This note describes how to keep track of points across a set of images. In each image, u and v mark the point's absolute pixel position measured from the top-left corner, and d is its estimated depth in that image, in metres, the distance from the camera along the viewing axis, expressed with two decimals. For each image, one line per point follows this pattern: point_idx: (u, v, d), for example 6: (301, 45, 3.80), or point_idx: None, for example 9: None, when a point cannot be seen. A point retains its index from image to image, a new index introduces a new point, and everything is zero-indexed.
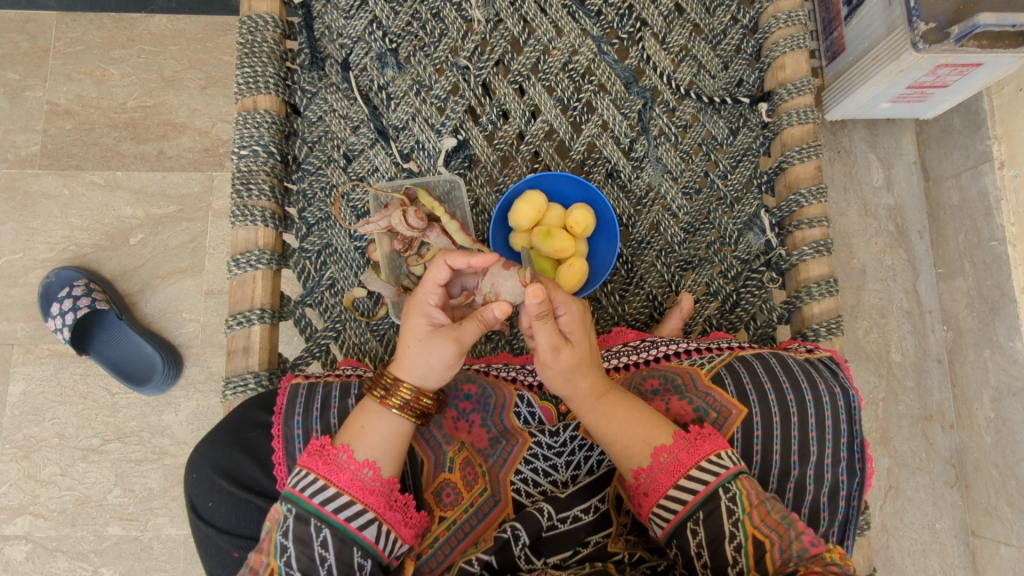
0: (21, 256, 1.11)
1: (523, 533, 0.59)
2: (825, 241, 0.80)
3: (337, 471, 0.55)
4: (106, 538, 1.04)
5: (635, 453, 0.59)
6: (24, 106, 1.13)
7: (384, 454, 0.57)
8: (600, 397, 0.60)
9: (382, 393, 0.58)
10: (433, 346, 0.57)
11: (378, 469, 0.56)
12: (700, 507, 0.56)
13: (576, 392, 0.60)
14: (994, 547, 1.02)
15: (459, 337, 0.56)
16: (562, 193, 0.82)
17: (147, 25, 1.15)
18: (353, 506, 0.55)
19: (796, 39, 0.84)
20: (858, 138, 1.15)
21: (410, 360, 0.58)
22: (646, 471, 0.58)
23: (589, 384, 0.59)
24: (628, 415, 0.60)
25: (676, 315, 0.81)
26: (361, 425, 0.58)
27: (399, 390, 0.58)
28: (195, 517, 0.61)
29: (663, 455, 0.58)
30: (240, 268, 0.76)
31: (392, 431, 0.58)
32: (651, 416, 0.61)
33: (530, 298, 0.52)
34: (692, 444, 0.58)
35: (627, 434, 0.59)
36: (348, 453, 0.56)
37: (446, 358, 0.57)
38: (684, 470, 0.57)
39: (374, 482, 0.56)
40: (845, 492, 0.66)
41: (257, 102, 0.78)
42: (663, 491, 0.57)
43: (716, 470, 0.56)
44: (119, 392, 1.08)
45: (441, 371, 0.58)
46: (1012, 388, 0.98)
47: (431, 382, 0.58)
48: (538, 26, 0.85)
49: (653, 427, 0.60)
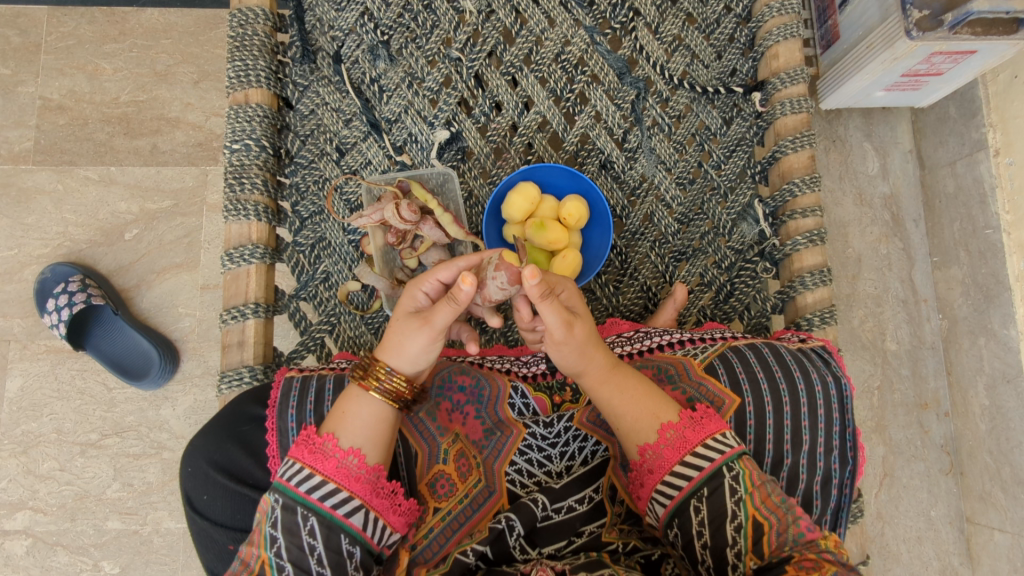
0: (16, 253, 1.11)
1: (518, 523, 0.59)
2: (819, 231, 0.80)
3: (323, 459, 0.56)
4: (105, 532, 1.05)
5: (645, 428, 0.59)
6: (17, 102, 1.13)
7: (368, 441, 0.57)
8: (610, 371, 0.60)
9: (363, 376, 0.59)
10: (413, 329, 0.57)
11: (363, 456, 0.56)
12: (704, 484, 0.56)
13: (587, 368, 0.60)
14: (989, 533, 1.03)
15: (434, 319, 0.56)
16: (555, 184, 0.82)
17: (139, 19, 1.15)
18: (339, 494, 0.55)
19: (790, 28, 0.83)
20: (854, 127, 1.15)
21: (391, 342, 0.58)
22: (651, 448, 0.58)
23: (599, 358, 0.60)
24: (636, 390, 0.60)
25: (671, 305, 0.81)
26: (343, 411, 0.58)
27: (378, 372, 0.58)
28: (190, 509, 0.61)
29: (670, 431, 0.58)
30: (233, 263, 0.76)
31: (373, 417, 0.58)
32: (658, 391, 0.61)
33: (529, 279, 0.51)
34: (698, 423, 0.58)
35: (637, 408, 0.59)
36: (332, 441, 0.56)
37: (423, 341, 0.57)
38: (691, 447, 0.57)
39: (359, 469, 0.56)
40: (838, 480, 0.67)
41: (248, 96, 0.78)
42: (669, 467, 0.57)
43: (720, 449, 0.56)
44: (116, 388, 1.08)
45: (419, 356, 0.58)
46: (1006, 376, 0.98)
47: (410, 367, 0.58)
48: (530, 17, 0.85)
49: (660, 402, 0.60)
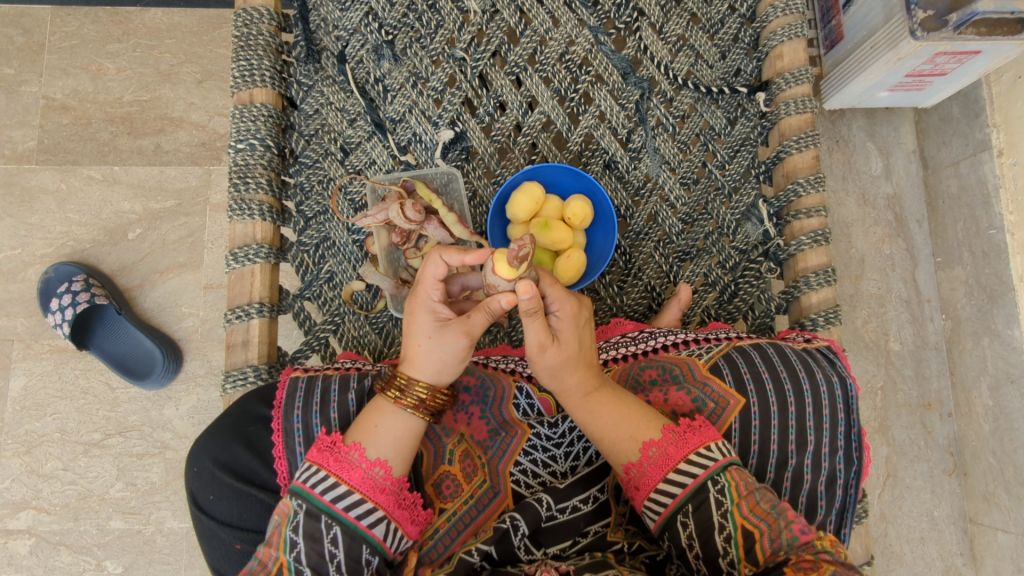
0: (20, 252, 1.11)
1: (523, 523, 0.59)
2: (823, 231, 0.80)
3: (349, 469, 0.56)
4: (109, 531, 1.05)
5: (626, 449, 0.59)
6: (21, 102, 1.13)
7: (396, 453, 0.57)
8: (587, 394, 0.60)
9: (396, 393, 0.58)
10: (446, 341, 0.57)
11: (389, 468, 0.57)
12: (689, 500, 0.56)
13: (563, 389, 0.61)
14: (992, 534, 1.03)
15: (468, 330, 0.57)
16: (560, 184, 0.82)
17: (142, 19, 1.15)
18: (364, 504, 0.55)
19: (795, 27, 0.83)
20: (857, 127, 1.15)
21: (423, 358, 0.58)
22: (635, 466, 0.58)
23: (576, 380, 0.60)
24: (613, 413, 0.60)
25: (675, 306, 0.81)
26: (373, 424, 0.57)
27: (415, 390, 0.58)
28: (197, 510, 0.61)
29: (652, 449, 0.58)
30: (238, 262, 0.76)
31: (404, 431, 0.58)
32: (637, 411, 0.60)
33: (523, 295, 0.53)
34: (681, 438, 0.58)
35: (615, 431, 0.59)
36: (359, 451, 0.56)
37: (459, 351, 0.57)
38: (673, 464, 0.57)
39: (384, 481, 0.56)
40: (843, 480, 0.66)
41: (253, 95, 0.78)
42: (653, 485, 0.58)
43: (704, 463, 0.57)
44: (119, 387, 1.08)
45: (454, 365, 0.58)
46: (1010, 376, 0.98)
47: (445, 377, 0.59)
48: (535, 16, 0.85)
49: (640, 423, 0.59)
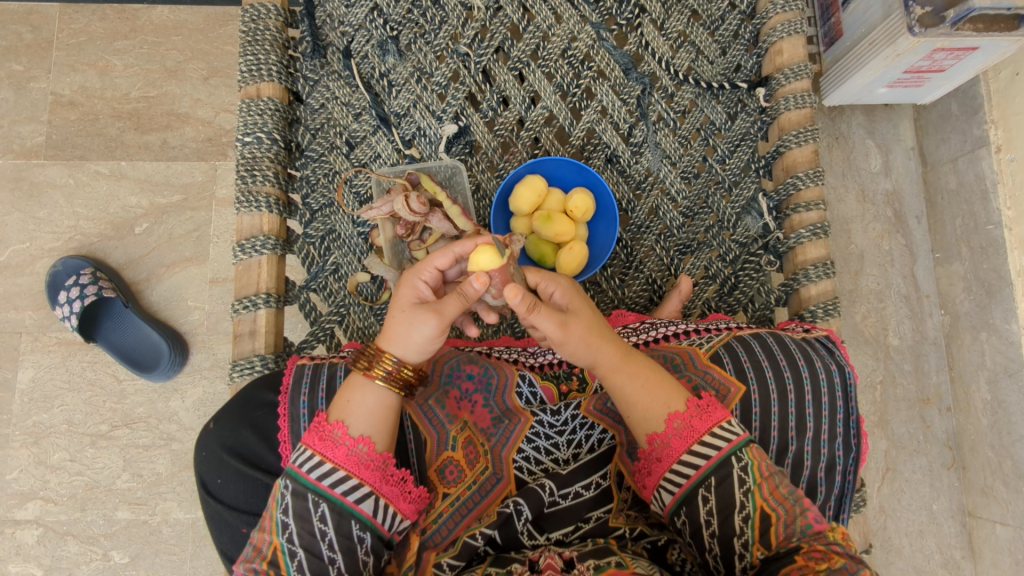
0: (27, 246, 1.12)
1: (526, 508, 0.60)
2: (822, 224, 0.81)
3: (333, 447, 0.57)
4: (115, 522, 1.06)
5: (657, 417, 0.59)
6: (30, 98, 1.14)
7: (376, 429, 0.58)
8: (623, 360, 0.61)
9: (367, 364, 0.59)
10: (416, 318, 0.59)
11: (372, 444, 0.57)
12: (712, 474, 0.56)
13: (599, 360, 0.60)
14: (990, 527, 1.04)
15: (438, 310, 0.58)
16: (562, 178, 0.83)
17: (150, 16, 1.17)
18: (349, 481, 0.56)
19: (794, 24, 0.84)
20: (857, 124, 1.16)
21: (395, 330, 0.59)
22: (660, 437, 0.59)
23: (609, 350, 0.60)
24: (647, 379, 0.60)
25: (676, 297, 0.82)
26: (349, 401, 0.59)
27: (382, 361, 0.59)
28: (206, 494, 0.63)
29: (677, 420, 0.59)
30: (245, 254, 0.77)
31: (379, 404, 0.59)
32: (666, 379, 0.61)
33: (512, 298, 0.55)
34: (705, 411, 0.59)
35: (650, 398, 0.60)
36: (341, 429, 0.57)
37: (428, 330, 0.58)
38: (699, 435, 0.58)
39: (368, 457, 0.57)
40: (842, 466, 0.68)
41: (260, 89, 0.79)
42: (676, 456, 0.58)
43: (727, 437, 0.57)
44: (126, 379, 1.09)
45: (421, 345, 0.59)
46: (1008, 370, 0.99)
47: (412, 356, 0.59)
48: (537, 13, 0.85)
49: (669, 390, 0.60)
